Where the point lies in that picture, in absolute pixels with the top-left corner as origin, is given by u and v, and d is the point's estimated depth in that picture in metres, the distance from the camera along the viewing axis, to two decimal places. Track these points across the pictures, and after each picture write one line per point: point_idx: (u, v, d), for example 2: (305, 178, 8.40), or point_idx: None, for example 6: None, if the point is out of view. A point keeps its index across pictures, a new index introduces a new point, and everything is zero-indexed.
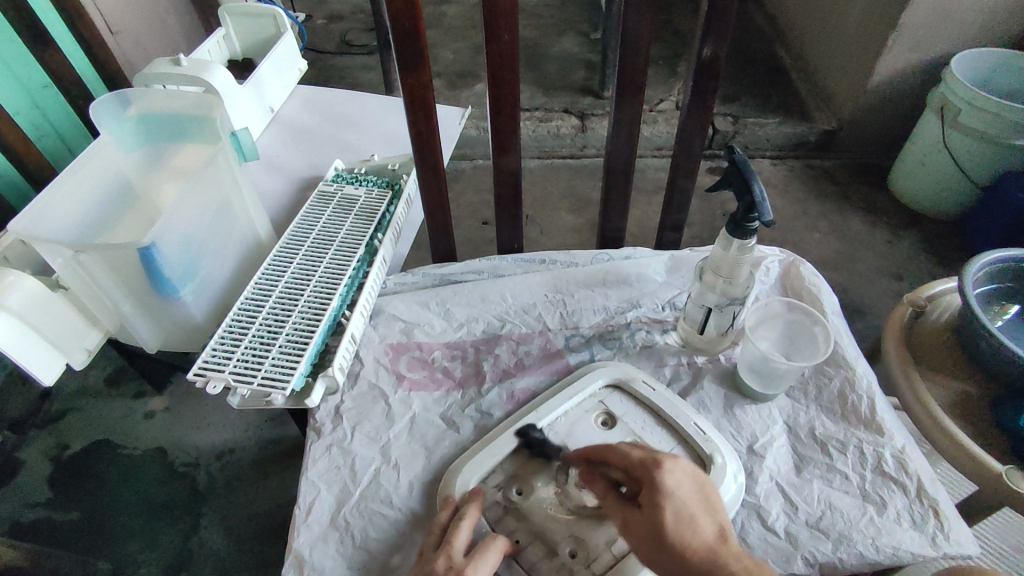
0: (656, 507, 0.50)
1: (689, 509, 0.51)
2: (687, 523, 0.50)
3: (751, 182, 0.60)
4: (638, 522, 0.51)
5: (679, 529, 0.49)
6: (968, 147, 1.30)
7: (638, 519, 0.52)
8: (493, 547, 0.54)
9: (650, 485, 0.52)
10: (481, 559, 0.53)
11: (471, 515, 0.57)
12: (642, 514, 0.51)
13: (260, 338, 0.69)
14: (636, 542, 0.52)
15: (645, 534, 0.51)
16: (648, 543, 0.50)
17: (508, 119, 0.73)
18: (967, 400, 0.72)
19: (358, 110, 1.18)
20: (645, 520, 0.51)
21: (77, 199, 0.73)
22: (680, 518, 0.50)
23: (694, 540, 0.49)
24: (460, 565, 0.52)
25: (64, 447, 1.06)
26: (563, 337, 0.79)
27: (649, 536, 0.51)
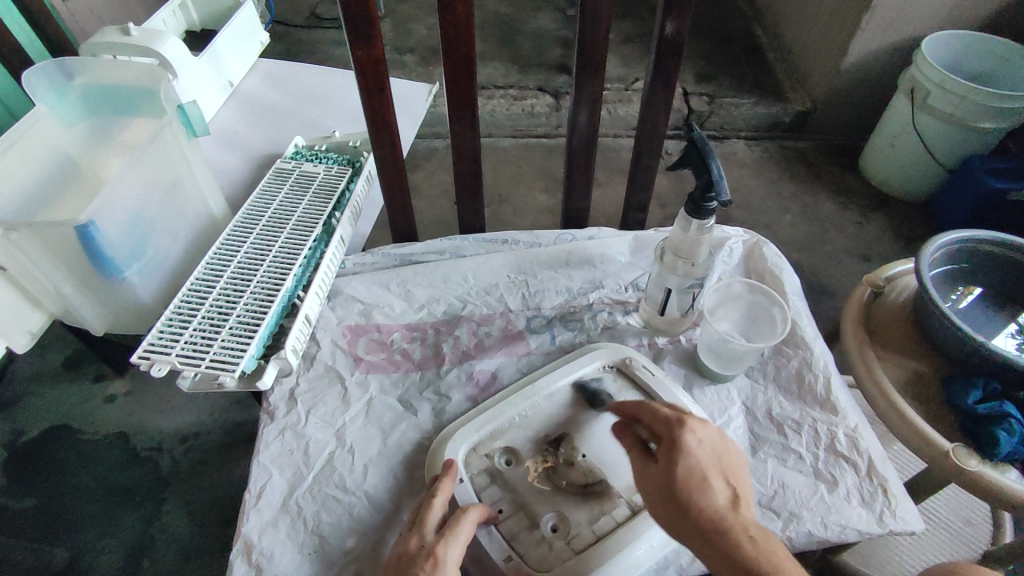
0: (672, 460, 0.50)
1: (706, 469, 0.50)
2: (700, 482, 0.49)
3: (708, 160, 0.59)
4: (654, 474, 0.51)
5: (690, 486, 0.48)
6: (936, 129, 1.31)
7: (653, 474, 0.51)
8: (466, 517, 0.54)
9: (670, 440, 0.52)
10: (454, 535, 0.53)
11: (445, 491, 0.57)
12: (659, 467, 0.51)
13: (210, 319, 0.67)
14: (649, 495, 0.51)
15: (658, 489, 0.50)
16: (659, 493, 0.50)
17: (466, 93, 0.71)
18: (921, 376, 0.73)
19: (323, 84, 1.14)
20: (660, 472, 0.51)
21: (11, 175, 0.69)
22: (695, 475, 0.49)
23: (704, 502, 0.48)
24: (432, 544, 0.52)
25: (20, 432, 1.03)
26: (524, 318, 0.78)
27: (661, 487, 0.50)
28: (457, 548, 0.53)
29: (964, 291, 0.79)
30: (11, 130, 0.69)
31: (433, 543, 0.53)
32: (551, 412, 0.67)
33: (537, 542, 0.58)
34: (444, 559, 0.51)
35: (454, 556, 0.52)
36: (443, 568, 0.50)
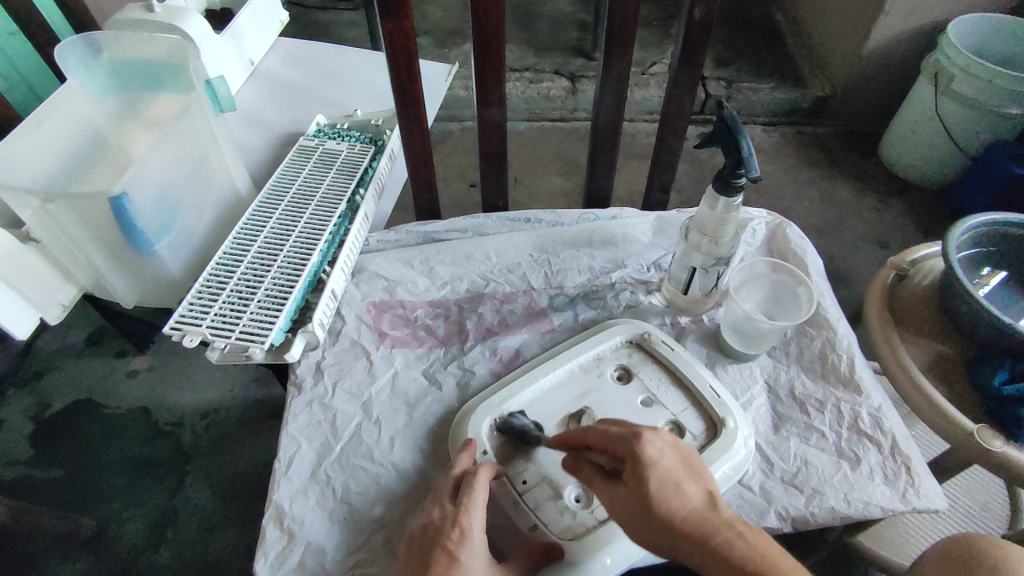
0: (637, 477, 0.48)
1: (674, 475, 0.48)
2: (672, 490, 0.48)
3: (738, 137, 0.59)
4: (624, 496, 0.49)
5: (665, 499, 0.47)
6: (959, 115, 1.29)
7: (622, 495, 0.50)
8: (480, 481, 0.55)
9: (630, 457, 0.50)
10: (475, 500, 0.54)
11: (463, 465, 0.59)
12: (627, 488, 0.49)
13: (239, 292, 0.68)
14: (622, 518, 0.49)
15: (630, 509, 0.49)
16: (635, 516, 0.48)
17: (494, 71, 0.71)
18: (945, 359, 0.73)
19: (342, 64, 1.14)
20: (630, 490, 0.49)
21: (45, 148, 0.70)
22: (664, 484, 0.48)
23: (681, 508, 0.47)
24: (456, 512, 0.54)
25: (46, 405, 1.05)
26: (547, 297, 0.79)
27: (634, 509, 0.48)
28: (479, 513, 0.54)
29: (982, 279, 0.78)
30: (44, 104, 0.70)
31: (458, 511, 0.54)
32: (572, 387, 0.67)
33: (561, 511, 0.59)
34: (469, 528, 0.52)
35: (479, 525, 0.53)
36: (468, 537, 0.52)
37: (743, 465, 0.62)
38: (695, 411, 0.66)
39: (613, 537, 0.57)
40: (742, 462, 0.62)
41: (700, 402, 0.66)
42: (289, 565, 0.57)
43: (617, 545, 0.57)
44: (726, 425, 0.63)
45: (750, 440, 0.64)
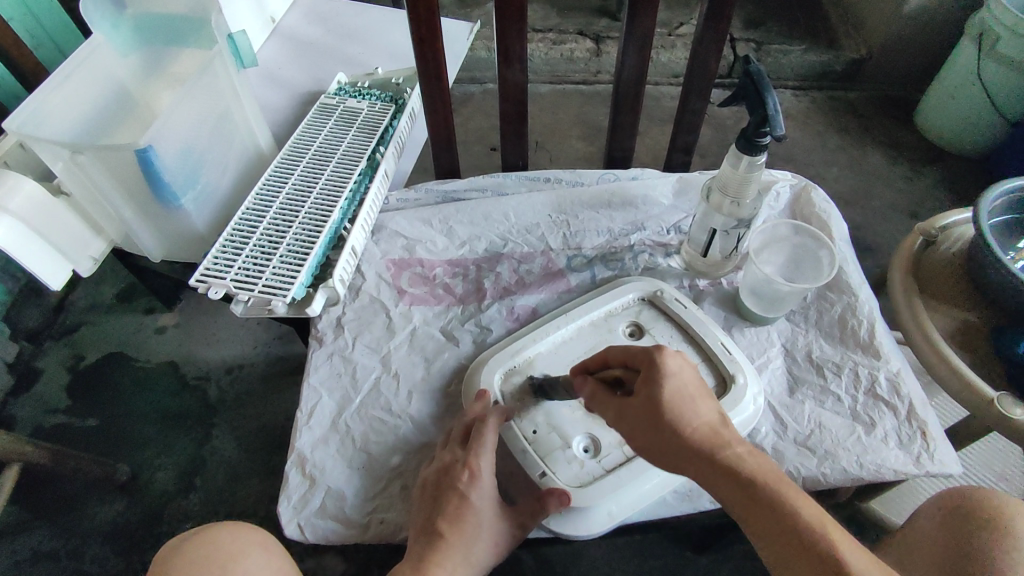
0: (654, 386, 0.49)
1: (689, 389, 0.50)
2: (687, 403, 0.49)
3: (765, 94, 0.57)
4: (636, 407, 0.50)
5: (678, 409, 0.48)
6: (1004, 80, 1.24)
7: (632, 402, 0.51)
8: (488, 427, 0.57)
9: (650, 367, 0.50)
10: (483, 444, 0.56)
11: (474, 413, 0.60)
12: (641, 395, 0.50)
13: (261, 247, 0.69)
14: (631, 427, 0.51)
15: (643, 419, 0.50)
16: (645, 426, 0.49)
17: (515, 26, 0.70)
18: (969, 327, 0.72)
19: (363, 21, 1.13)
20: (643, 400, 0.50)
21: (73, 103, 0.71)
22: (679, 397, 0.49)
23: (693, 422, 0.48)
24: (466, 456, 0.56)
25: (80, 358, 1.09)
26: (565, 257, 0.79)
27: (646, 418, 0.49)
28: (491, 460, 0.56)
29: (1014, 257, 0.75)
30: (71, 59, 0.71)
31: (468, 454, 0.56)
32: (585, 344, 0.68)
33: (569, 461, 0.60)
34: (479, 472, 0.55)
35: (488, 469, 0.56)
36: (478, 480, 0.55)
37: (751, 422, 0.63)
38: (707, 368, 0.66)
39: (619, 486, 0.58)
40: (750, 419, 0.63)
41: (712, 361, 0.66)
42: (312, 508, 0.60)
43: (622, 494, 0.58)
44: (737, 382, 0.63)
45: (761, 398, 0.64)
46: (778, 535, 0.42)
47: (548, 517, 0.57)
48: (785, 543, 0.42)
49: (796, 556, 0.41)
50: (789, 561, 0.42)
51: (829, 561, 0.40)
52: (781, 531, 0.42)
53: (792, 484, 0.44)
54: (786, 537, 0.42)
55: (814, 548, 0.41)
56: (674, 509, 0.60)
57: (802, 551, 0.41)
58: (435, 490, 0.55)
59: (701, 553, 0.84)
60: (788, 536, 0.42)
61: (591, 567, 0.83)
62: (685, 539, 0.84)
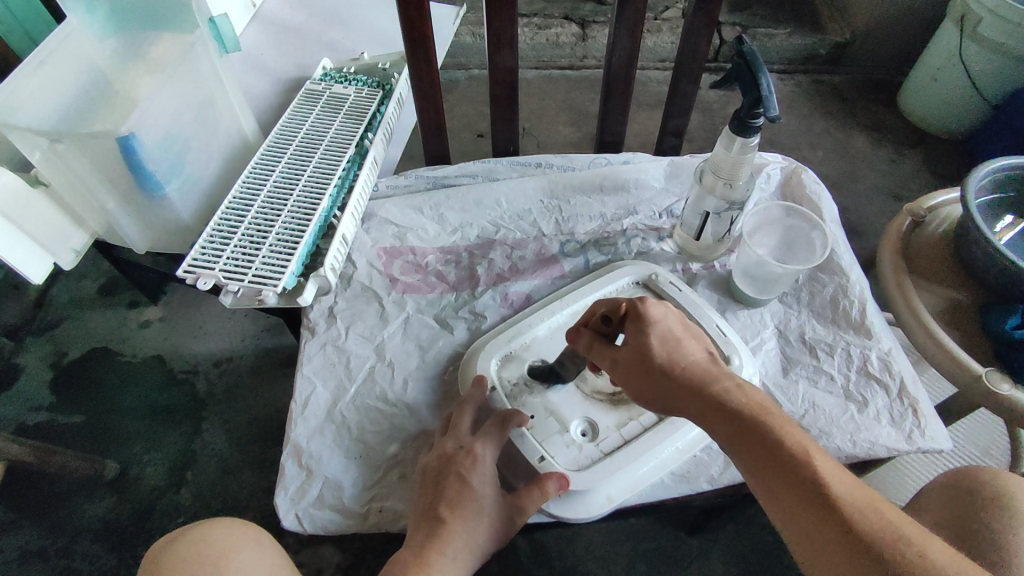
0: (642, 332, 0.53)
1: (675, 334, 0.53)
2: (673, 346, 0.52)
3: (759, 75, 0.57)
4: (626, 353, 0.53)
5: (664, 351, 0.51)
6: (985, 62, 1.25)
7: (624, 352, 0.54)
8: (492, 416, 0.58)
9: (637, 317, 0.54)
10: (486, 431, 0.57)
11: (473, 400, 0.60)
12: (629, 345, 0.53)
13: (250, 236, 0.68)
14: (624, 375, 0.53)
15: (633, 362, 0.53)
16: (636, 368, 0.52)
17: (505, 10, 0.69)
18: (958, 305, 0.73)
19: (347, 5, 1.10)
20: (632, 347, 0.53)
21: (48, 89, 0.69)
22: (666, 341, 0.52)
23: (681, 360, 0.51)
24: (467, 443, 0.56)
25: (62, 353, 1.07)
26: (558, 243, 0.79)
27: (637, 361, 0.52)
28: (492, 446, 0.57)
29: (996, 236, 0.76)
30: (43, 47, 0.69)
31: (469, 442, 0.57)
32: None
33: (567, 444, 0.60)
34: (481, 457, 0.56)
35: (489, 453, 0.56)
36: (480, 464, 0.55)
37: None
38: None
39: (617, 469, 0.58)
40: None
41: (707, 342, 0.66)
42: (309, 499, 0.59)
43: (621, 478, 0.58)
44: (732, 363, 0.64)
45: (755, 378, 0.64)
46: (764, 459, 0.43)
47: (549, 500, 0.57)
48: (771, 467, 0.43)
49: (780, 477, 0.42)
50: (774, 481, 0.42)
51: (811, 482, 0.41)
52: (769, 456, 0.43)
53: (778, 412, 0.46)
54: (771, 460, 0.43)
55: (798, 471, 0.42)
56: (673, 491, 0.61)
57: (785, 472, 0.42)
58: (436, 477, 0.55)
59: (694, 535, 0.85)
60: (777, 459, 0.43)
61: (587, 552, 0.84)
62: (677, 520, 0.85)
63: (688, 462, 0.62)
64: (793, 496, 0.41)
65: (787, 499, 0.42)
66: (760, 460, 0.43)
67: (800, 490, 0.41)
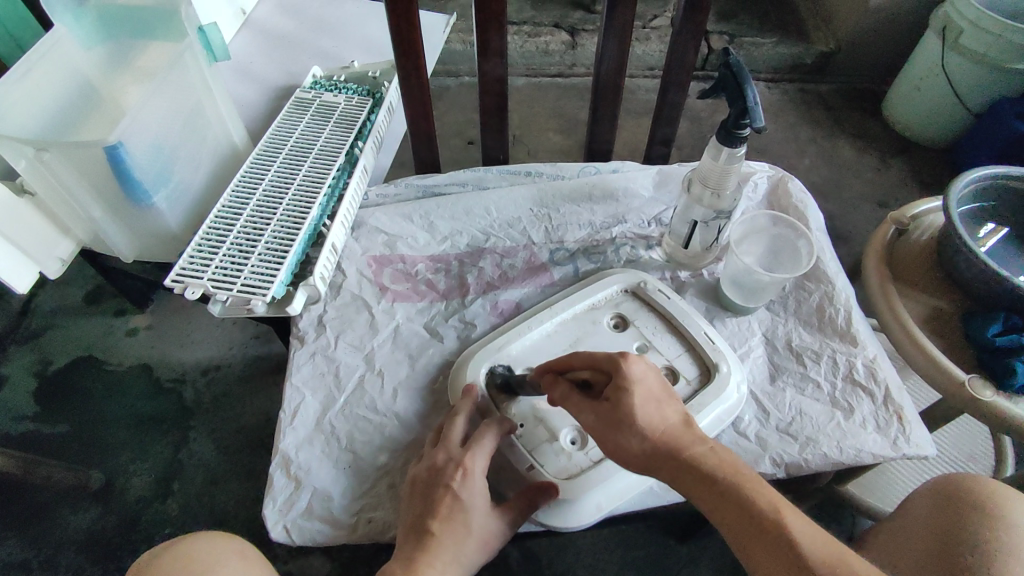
0: (621, 392, 0.51)
1: (654, 394, 0.52)
2: (651, 408, 0.51)
3: (744, 86, 0.58)
4: (604, 412, 0.52)
5: (644, 413, 0.51)
6: (966, 72, 1.27)
7: (602, 409, 0.53)
8: (487, 434, 0.57)
9: (615, 375, 0.52)
10: (478, 447, 0.56)
11: (464, 411, 0.60)
12: (608, 402, 0.52)
13: (239, 245, 0.68)
14: (601, 431, 0.53)
15: (612, 422, 0.52)
16: (613, 429, 0.52)
17: (495, 20, 0.69)
18: (942, 312, 0.74)
19: (336, 13, 1.11)
20: (610, 405, 0.52)
21: (35, 97, 0.68)
22: (644, 401, 0.51)
23: (659, 423, 0.51)
24: (460, 456, 0.56)
25: (48, 363, 1.05)
26: (547, 251, 0.79)
27: (615, 424, 0.51)
28: (483, 459, 0.56)
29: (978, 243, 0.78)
30: (29, 53, 0.67)
31: (460, 453, 0.56)
32: (567, 335, 0.68)
33: (557, 453, 0.60)
34: (472, 471, 0.55)
35: (480, 465, 0.56)
36: (470, 478, 0.54)
37: (734, 410, 0.63)
38: (689, 356, 0.67)
39: (607, 476, 0.59)
40: (733, 407, 0.63)
41: (695, 350, 0.67)
42: (298, 509, 0.59)
43: (610, 486, 0.59)
44: (720, 371, 0.64)
45: (743, 386, 0.65)
46: (741, 524, 0.45)
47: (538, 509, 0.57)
48: (750, 533, 0.44)
49: (758, 542, 0.44)
50: (751, 543, 0.44)
51: (783, 541, 0.43)
52: (744, 521, 0.45)
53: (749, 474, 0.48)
54: (749, 525, 0.45)
55: (774, 535, 0.44)
56: (661, 499, 0.61)
57: (764, 537, 0.44)
58: (425, 490, 0.55)
59: (684, 541, 0.86)
60: (751, 525, 0.45)
61: (578, 558, 0.84)
62: (666, 526, 0.86)
63: None
64: (770, 560, 0.43)
65: (764, 561, 0.43)
66: (738, 527, 0.45)
67: (775, 550, 0.43)
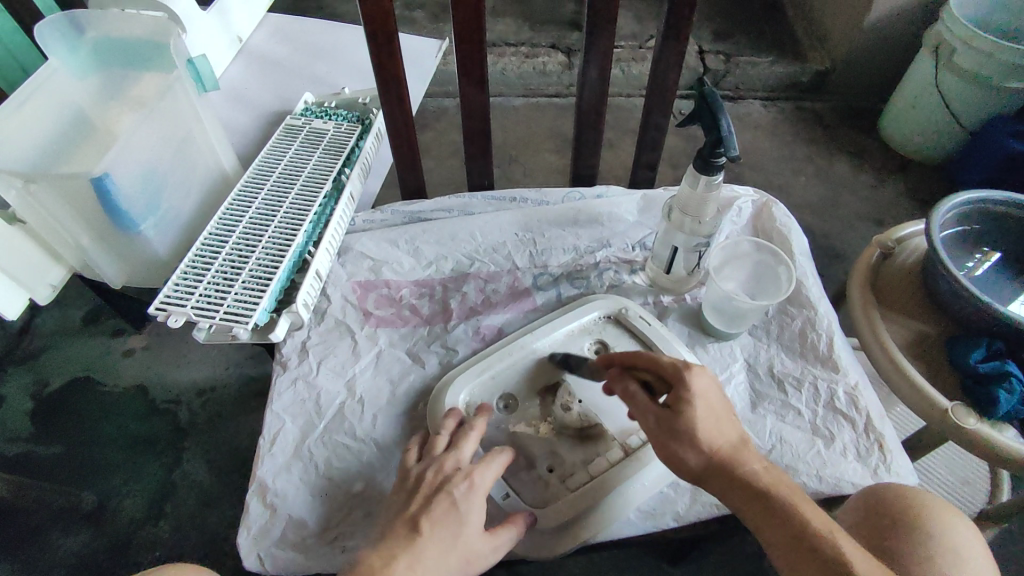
0: (684, 402, 0.54)
1: (714, 409, 0.54)
2: (711, 423, 0.53)
3: (718, 116, 0.58)
4: (662, 418, 0.54)
5: (705, 427, 0.53)
6: (960, 91, 1.28)
7: (662, 415, 0.55)
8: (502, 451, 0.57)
9: (678, 384, 0.55)
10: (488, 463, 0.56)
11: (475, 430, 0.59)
12: (669, 410, 0.54)
13: (224, 273, 0.69)
14: (654, 437, 0.55)
15: (669, 431, 0.54)
16: (670, 436, 0.53)
17: (474, 49, 0.70)
18: (927, 337, 0.73)
19: (331, 40, 1.13)
20: (671, 414, 0.54)
21: (30, 130, 0.70)
22: (705, 416, 0.53)
23: (717, 440, 0.53)
24: (468, 468, 0.56)
25: (45, 383, 1.06)
26: (531, 276, 0.79)
27: (674, 433, 0.53)
28: (490, 475, 0.56)
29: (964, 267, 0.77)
30: (24, 87, 0.70)
31: (466, 466, 0.56)
32: (545, 361, 0.69)
33: (533, 481, 0.61)
34: (477, 484, 0.54)
35: (486, 482, 0.55)
36: (473, 493, 0.54)
37: None
38: None
39: (589, 505, 0.58)
40: None
41: None
42: (273, 538, 0.59)
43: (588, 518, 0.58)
44: None
45: None
46: (789, 543, 0.47)
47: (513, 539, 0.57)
48: (797, 552, 0.47)
49: (803, 557, 0.47)
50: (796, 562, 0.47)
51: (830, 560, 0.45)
52: (793, 540, 0.47)
53: (800, 498, 0.50)
54: (796, 544, 0.47)
55: (820, 551, 0.46)
56: (637, 528, 0.60)
57: (812, 557, 0.46)
58: (425, 497, 0.54)
59: (675, 565, 0.85)
60: (799, 542, 0.47)
61: None
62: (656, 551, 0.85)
63: (654, 499, 0.61)
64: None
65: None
66: (786, 546, 0.47)
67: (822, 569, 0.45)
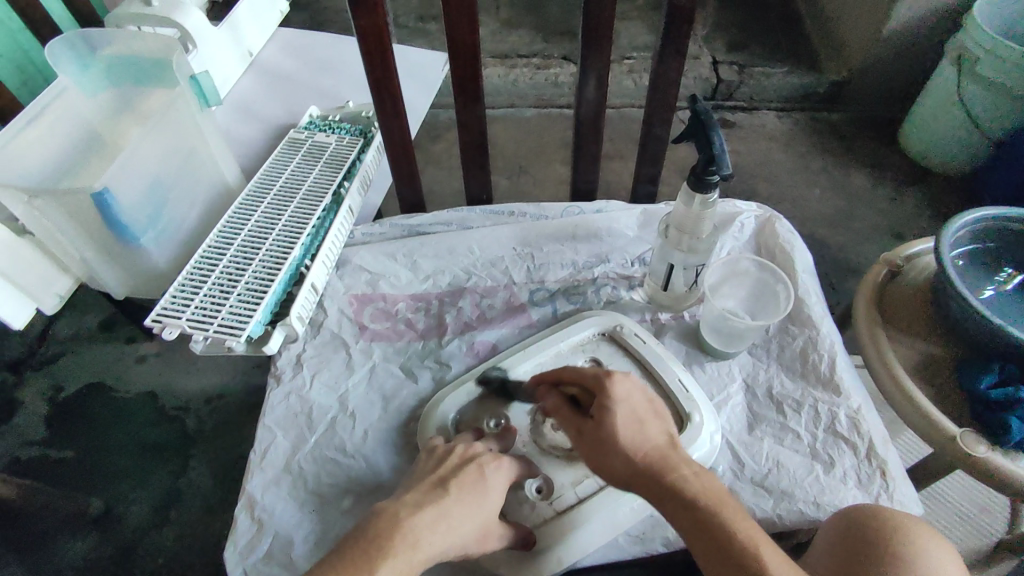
0: (606, 410, 0.53)
1: (638, 414, 0.53)
2: (636, 428, 0.52)
3: (710, 134, 0.57)
4: (591, 428, 0.53)
5: (628, 432, 0.51)
6: (983, 101, 1.24)
7: (590, 424, 0.54)
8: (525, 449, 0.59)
9: (601, 393, 0.54)
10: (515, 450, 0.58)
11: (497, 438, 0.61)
12: (594, 420, 0.53)
13: (220, 285, 0.69)
14: (586, 447, 0.54)
15: (595, 441, 0.53)
16: (595, 447, 0.52)
17: (468, 65, 0.70)
18: (935, 359, 0.71)
19: (340, 53, 1.14)
20: (596, 423, 0.53)
21: (41, 146, 0.72)
22: (629, 423, 0.52)
23: (641, 444, 0.51)
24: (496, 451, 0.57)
25: (60, 388, 1.09)
26: (528, 291, 0.79)
27: (599, 442, 0.52)
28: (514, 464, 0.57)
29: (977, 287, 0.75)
30: (35, 104, 0.72)
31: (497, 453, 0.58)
32: (535, 377, 0.68)
33: (521, 502, 0.59)
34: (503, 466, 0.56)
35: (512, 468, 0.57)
36: (501, 470, 0.55)
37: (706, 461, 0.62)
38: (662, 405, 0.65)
39: (582, 523, 0.58)
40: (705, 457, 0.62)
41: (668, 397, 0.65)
42: (258, 553, 0.59)
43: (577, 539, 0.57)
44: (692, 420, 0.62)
45: (717, 436, 0.63)
46: (716, 552, 0.45)
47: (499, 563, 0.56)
48: (725, 563, 0.44)
49: (729, 569, 0.44)
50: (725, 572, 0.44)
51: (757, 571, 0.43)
52: (720, 550, 0.45)
53: (731, 504, 0.47)
54: (723, 553, 0.45)
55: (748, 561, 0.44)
56: (625, 552, 0.59)
57: (738, 567, 0.44)
58: (453, 466, 0.54)
59: None
60: (724, 551, 0.45)
61: None
62: None
63: (643, 523, 0.60)
64: None
65: None
66: (713, 556, 0.45)
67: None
